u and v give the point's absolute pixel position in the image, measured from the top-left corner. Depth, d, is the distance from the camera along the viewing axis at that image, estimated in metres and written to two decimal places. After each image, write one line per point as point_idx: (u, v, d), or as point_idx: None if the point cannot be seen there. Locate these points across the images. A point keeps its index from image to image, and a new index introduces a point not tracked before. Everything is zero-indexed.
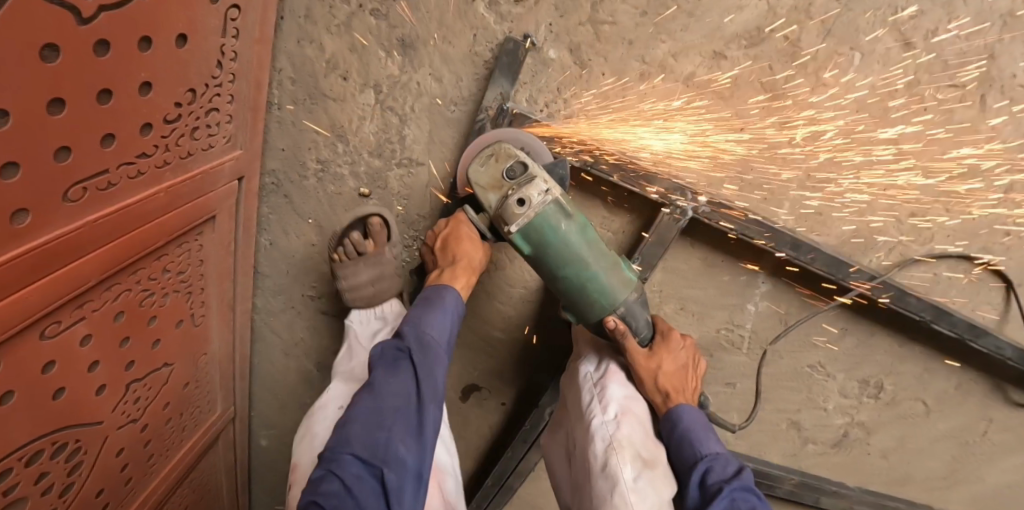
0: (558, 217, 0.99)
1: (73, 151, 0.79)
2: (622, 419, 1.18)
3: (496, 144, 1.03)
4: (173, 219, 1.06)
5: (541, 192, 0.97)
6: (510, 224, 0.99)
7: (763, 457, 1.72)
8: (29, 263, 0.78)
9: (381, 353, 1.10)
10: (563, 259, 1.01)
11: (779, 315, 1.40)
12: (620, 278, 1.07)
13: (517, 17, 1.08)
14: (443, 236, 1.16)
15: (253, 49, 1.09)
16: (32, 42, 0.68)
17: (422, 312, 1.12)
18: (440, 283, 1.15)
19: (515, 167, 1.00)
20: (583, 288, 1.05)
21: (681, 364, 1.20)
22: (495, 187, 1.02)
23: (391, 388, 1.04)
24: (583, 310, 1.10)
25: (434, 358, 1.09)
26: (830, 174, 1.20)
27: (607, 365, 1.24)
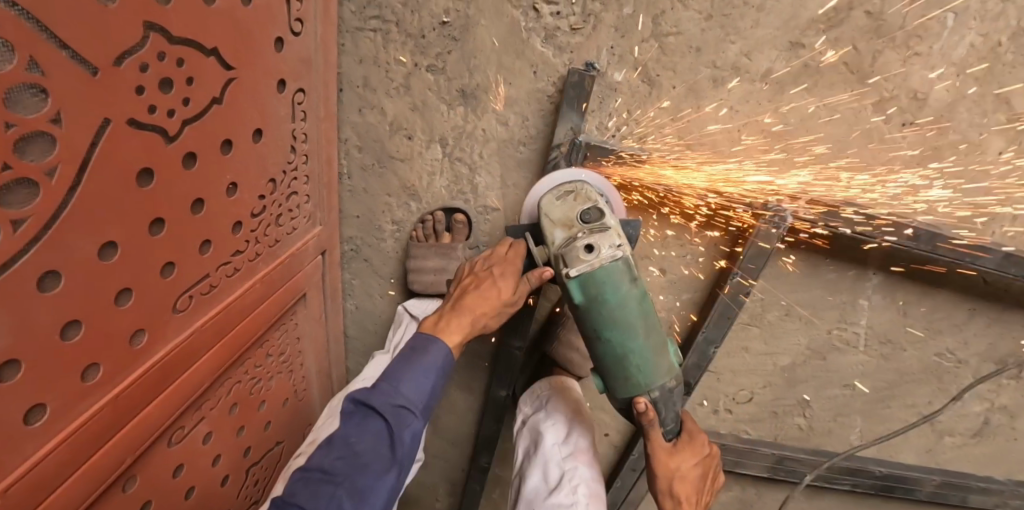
0: (623, 276, 0.82)
1: (177, 264, 0.81)
2: (587, 497, 1.07)
3: (578, 182, 0.89)
4: (269, 307, 1.06)
5: (612, 245, 0.82)
6: (569, 268, 0.83)
7: (895, 459, 1.52)
8: (147, 381, 0.80)
9: (350, 406, 0.90)
10: (611, 322, 0.83)
11: (897, 305, 1.28)
12: (667, 365, 0.88)
13: (576, 46, 1.05)
14: (492, 253, 0.99)
15: (322, 127, 1.10)
16: (128, 170, 0.69)
17: (400, 369, 0.91)
18: (431, 333, 0.95)
19: (593, 212, 0.86)
20: (621, 360, 0.86)
21: (700, 476, 0.97)
22: (565, 226, 0.87)
23: (349, 448, 0.85)
24: (615, 387, 0.90)
25: (404, 423, 0.88)
26: (937, 148, 1.10)
27: (575, 442, 1.17)
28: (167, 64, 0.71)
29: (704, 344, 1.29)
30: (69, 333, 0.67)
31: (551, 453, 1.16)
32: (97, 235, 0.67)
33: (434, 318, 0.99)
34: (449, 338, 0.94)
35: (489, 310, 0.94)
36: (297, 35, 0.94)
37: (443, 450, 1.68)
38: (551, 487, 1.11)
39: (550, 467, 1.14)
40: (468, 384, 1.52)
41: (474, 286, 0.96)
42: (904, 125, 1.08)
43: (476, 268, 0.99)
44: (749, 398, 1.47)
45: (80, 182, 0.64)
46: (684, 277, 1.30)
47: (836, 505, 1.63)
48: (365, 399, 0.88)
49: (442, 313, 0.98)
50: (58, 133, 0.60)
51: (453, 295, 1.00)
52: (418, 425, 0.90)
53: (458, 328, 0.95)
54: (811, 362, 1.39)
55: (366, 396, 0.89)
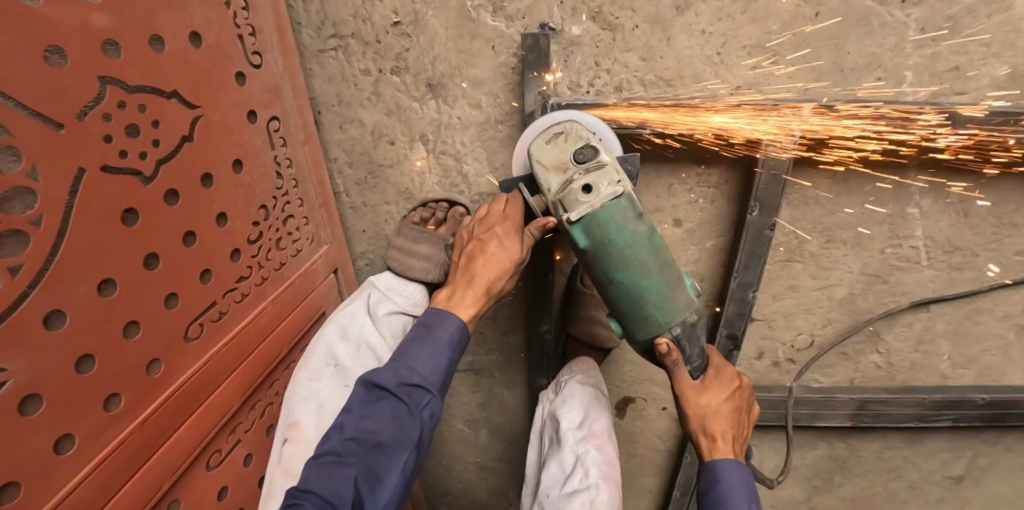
0: (626, 213, 0.88)
1: (181, 294, 0.86)
2: (599, 480, 1.03)
3: (567, 124, 0.94)
4: (288, 328, 1.11)
5: (612, 182, 0.88)
6: (570, 211, 0.88)
7: (1002, 381, 1.33)
8: (172, 406, 0.85)
9: (364, 391, 0.94)
10: (620, 264, 0.90)
11: (954, 205, 1.13)
12: (683, 299, 0.94)
13: (527, 11, 1.03)
14: (488, 212, 1.03)
15: (306, 151, 1.14)
16: (113, 212, 0.75)
17: (417, 348, 0.96)
18: (444, 308, 1.00)
19: (586, 151, 0.91)
20: (638, 299, 0.92)
21: (735, 409, 1.01)
22: (559, 170, 0.92)
23: (363, 430, 0.89)
24: (635, 329, 0.97)
25: (420, 402, 0.93)
26: (950, 17, 0.98)
27: (589, 426, 1.13)
28: (129, 110, 0.77)
29: (742, 289, 1.20)
30: (85, 368, 0.73)
31: (565, 440, 1.12)
32: (94, 276, 0.73)
33: (448, 291, 1.03)
34: (461, 312, 0.99)
35: (501, 273, 0.99)
36: (257, 67, 0.99)
37: (504, 451, 1.66)
38: (567, 474, 1.07)
39: (563, 455, 1.10)
40: (511, 378, 1.49)
41: (480, 251, 0.99)
42: (904, 2, 0.97)
43: (475, 231, 1.01)
44: (810, 342, 1.33)
45: (67, 229, 0.69)
46: (705, 222, 1.21)
47: (945, 447, 1.42)
48: (380, 380, 0.93)
49: (455, 286, 1.02)
50: (36, 187, 0.66)
51: (458, 261, 1.04)
52: (434, 403, 0.95)
53: (470, 301, 0.99)
54: (871, 289, 1.25)
55: (381, 378, 0.93)
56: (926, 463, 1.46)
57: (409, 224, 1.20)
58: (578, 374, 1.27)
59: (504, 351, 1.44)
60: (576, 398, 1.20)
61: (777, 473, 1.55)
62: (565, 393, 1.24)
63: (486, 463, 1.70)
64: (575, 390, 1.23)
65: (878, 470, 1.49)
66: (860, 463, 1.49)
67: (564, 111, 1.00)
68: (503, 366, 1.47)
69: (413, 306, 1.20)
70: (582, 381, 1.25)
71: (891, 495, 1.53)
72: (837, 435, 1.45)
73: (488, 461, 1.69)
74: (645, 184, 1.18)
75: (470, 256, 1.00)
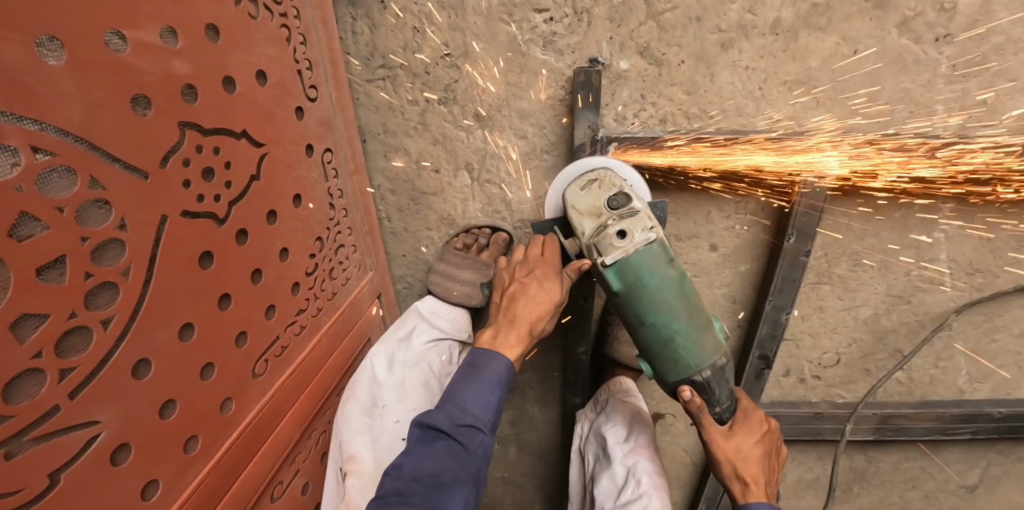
0: (659, 258, 0.91)
1: (249, 332, 0.86)
2: (652, 489, 1.05)
3: (600, 171, 0.97)
4: (339, 357, 1.12)
5: (645, 229, 0.91)
6: (605, 255, 0.91)
7: (1016, 395, 1.38)
8: (242, 443, 0.87)
9: (418, 432, 0.94)
10: (653, 307, 0.93)
11: (978, 230, 1.18)
12: (711, 343, 0.98)
13: (576, 46, 1.06)
14: (527, 255, 1.05)
15: (354, 181, 1.16)
16: (191, 257, 0.75)
17: (466, 387, 0.96)
18: (489, 348, 1.00)
19: (620, 198, 0.94)
20: (667, 341, 0.96)
21: (765, 454, 1.04)
22: (592, 215, 0.95)
23: (423, 471, 0.89)
24: (665, 370, 1.00)
25: (474, 441, 0.93)
26: (980, 55, 1.02)
27: (635, 439, 1.16)
28: (205, 153, 0.77)
29: (776, 312, 1.23)
30: (167, 413, 0.74)
31: (613, 454, 1.16)
32: (176, 321, 0.74)
33: (490, 331, 1.03)
34: (508, 352, 1.00)
35: (542, 315, 1.00)
36: (313, 101, 1.00)
37: (531, 466, 1.68)
38: (619, 486, 1.10)
39: (614, 468, 1.14)
40: (543, 396, 1.52)
41: (521, 293, 1.01)
42: (937, 41, 1.02)
43: (516, 274, 1.04)
44: (835, 360, 1.38)
45: (152, 276, 0.70)
46: (739, 247, 1.25)
47: (961, 458, 1.49)
48: (433, 422, 0.93)
49: (497, 327, 1.03)
50: (126, 237, 0.66)
51: (499, 302, 1.06)
52: (488, 441, 0.95)
53: (514, 341, 1.00)
54: (896, 309, 1.29)
55: (433, 420, 0.93)
56: (942, 473, 1.52)
57: (452, 250, 1.23)
58: (619, 392, 1.30)
59: (538, 370, 1.47)
60: (618, 416, 1.23)
61: (798, 483, 1.60)
62: (606, 413, 1.27)
63: (513, 478, 1.72)
64: (616, 406, 1.26)
65: (896, 480, 1.55)
66: (878, 474, 1.55)
67: (598, 159, 1.04)
68: (536, 384, 1.50)
69: (456, 333, 1.22)
70: (622, 397, 1.28)
71: (908, 504, 1.59)
72: (858, 447, 1.50)
73: (515, 476, 1.72)
74: (683, 210, 1.22)
75: (511, 299, 1.02)
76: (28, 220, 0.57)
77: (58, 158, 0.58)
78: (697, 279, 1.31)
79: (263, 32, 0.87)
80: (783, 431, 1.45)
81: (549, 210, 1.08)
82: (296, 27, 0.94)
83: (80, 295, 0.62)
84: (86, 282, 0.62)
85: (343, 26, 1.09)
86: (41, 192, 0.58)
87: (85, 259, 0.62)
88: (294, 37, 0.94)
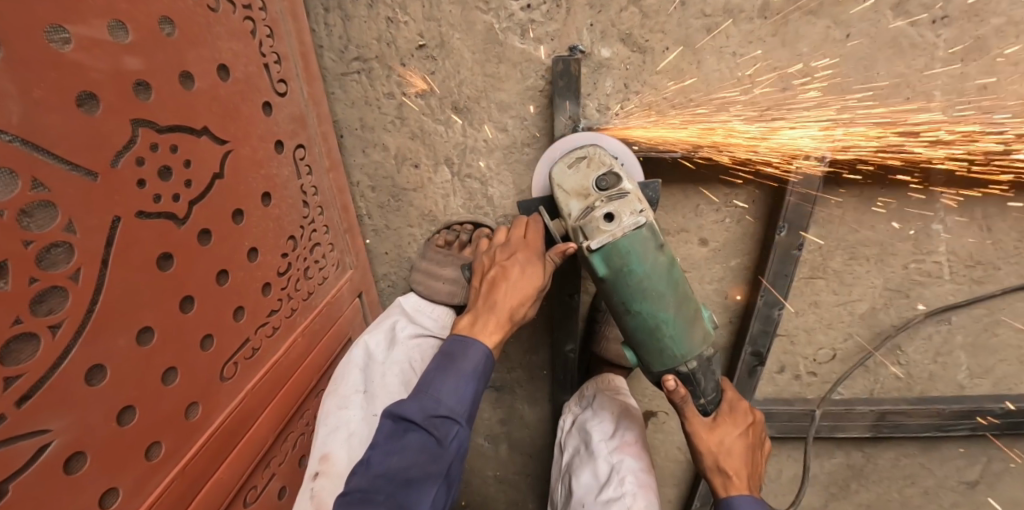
0: (647, 242, 0.87)
1: (216, 335, 0.84)
2: (636, 488, 1.04)
3: (590, 148, 0.94)
4: (316, 357, 1.10)
5: (634, 211, 0.87)
6: (591, 238, 0.87)
7: (1018, 390, 1.34)
8: (211, 448, 0.85)
9: (390, 423, 0.90)
10: (639, 293, 0.89)
11: (976, 221, 1.14)
12: (699, 334, 0.96)
13: (556, 34, 1.02)
14: (510, 238, 1.02)
15: (330, 178, 1.13)
16: (149, 259, 0.73)
17: (441, 377, 0.93)
18: (467, 335, 0.97)
19: (608, 178, 0.90)
20: (655, 331, 0.93)
21: (749, 447, 1.01)
22: (580, 195, 0.92)
23: (391, 468, 0.86)
24: (651, 359, 0.97)
25: (448, 433, 0.90)
26: (979, 37, 0.98)
27: (621, 436, 1.14)
28: (161, 152, 0.74)
29: (767, 307, 1.20)
30: (126, 419, 0.71)
31: (598, 451, 1.14)
32: (134, 325, 0.71)
33: (468, 318, 1.00)
34: (485, 339, 0.96)
35: (523, 300, 0.97)
36: (283, 96, 0.97)
37: (523, 465, 1.66)
38: (601, 483, 1.08)
39: (597, 464, 1.12)
40: (532, 395, 1.49)
41: (503, 277, 0.98)
42: (934, 23, 0.97)
43: (498, 257, 1.00)
44: (831, 356, 1.34)
45: (104, 280, 0.67)
46: (729, 240, 1.21)
47: (961, 454, 1.45)
48: (405, 413, 0.89)
49: (477, 313, 0.99)
50: (75, 241, 0.64)
51: (479, 288, 1.02)
52: (463, 433, 0.92)
53: (493, 327, 0.97)
54: (893, 303, 1.25)
55: (406, 410, 0.90)
56: (941, 469, 1.48)
57: (434, 248, 1.21)
58: (607, 386, 1.27)
59: (526, 368, 1.44)
60: (606, 410, 1.21)
61: (795, 480, 1.57)
62: (592, 408, 1.24)
63: (505, 476, 1.70)
64: (604, 400, 1.23)
65: (895, 476, 1.51)
66: (876, 471, 1.51)
67: (586, 136, 1.00)
68: (524, 382, 1.47)
69: (440, 328, 1.20)
70: (612, 392, 1.25)
71: (907, 501, 1.55)
72: (855, 444, 1.47)
73: (508, 475, 1.69)
74: (669, 204, 1.18)
75: (492, 282, 0.99)
76: None
77: None
78: (687, 275, 1.28)
79: (224, 25, 0.84)
80: (777, 428, 1.42)
81: (534, 185, 1.04)
82: (261, 20, 0.91)
83: (26, 301, 0.59)
84: (32, 288, 0.60)
85: (314, 18, 1.06)
86: None
87: (30, 264, 0.60)
88: (260, 30, 0.91)
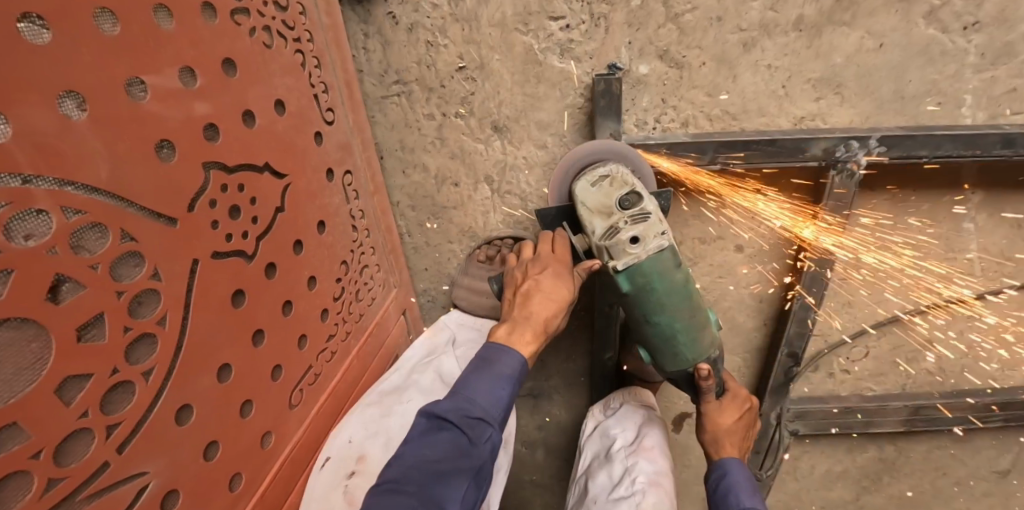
0: (667, 266, 0.91)
1: (283, 366, 0.87)
2: (648, 487, 1.05)
3: (612, 167, 0.95)
4: (369, 378, 1.13)
5: (658, 235, 0.90)
6: (616, 259, 0.90)
7: None
8: (283, 475, 0.88)
9: (423, 420, 0.90)
10: (657, 307, 0.94)
11: (1008, 219, 1.16)
12: (710, 341, 1.01)
13: (595, 53, 1.04)
14: (537, 252, 1.04)
15: (375, 201, 1.15)
16: (223, 298, 0.75)
17: (476, 379, 0.92)
18: (504, 343, 0.96)
19: (631, 198, 0.93)
20: (671, 338, 0.98)
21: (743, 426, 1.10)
22: (602, 213, 0.94)
23: (424, 458, 0.85)
24: (665, 360, 1.02)
25: (482, 434, 0.89)
26: (1011, 42, 0.99)
27: (640, 439, 1.16)
28: (230, 193, 0.76)
29: (804, 312, 1.23)
30: (211, 453, 0.74)
31: (615, 454, 1.17)
32: (214, 363, 0.74)
33: (506, 326, 0.99)
34: (520, 349, 0.97)
35: (557, 310, 0.98)
36: (331, 124, 0.99)
37: (560, 469, 1.69)
38: (615, 483, 1.11)
39: (613, 466, 1.15)
40: (570, 401, 1.52)
41: (536, 290, 0.99)
42: (966, 29, 0.99)
43: (530, 270, 1.02)
44: (863, 354, 1.37)
45: (186, 323, 0.69)
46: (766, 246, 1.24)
47: (992, 444, 1.48)
48: (439, 411, 0.89)
49: (514, 322, 0.99)
50: (160, 286, 0.66)
51: (513, 300, 1.02)
52: (495, 436, 0.91)
53: (529, 338, 0.97)
54: (927, 302, 1.27)
55: (440, 408, 0.89)
56: (973, 459, 1.51)
57: (476, 264, 1.24)
58: (630, 395, 1.30)
59: (563, 375, 1.46)
60: (626, 417, 1.24)
61: (828, 475, 1.60)
62: (616, 413, 1.28)
63: (542, 481, 1.73)
64: (625, 408, 1.27)
65: (928, 468, 1.54)
66: (909, 464, 1.54)
67: (613, 148, 1.01)
68: (562, 389, 1.50)
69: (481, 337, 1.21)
70: (635, 401, 1.28)
71: (939, 492, 1.59)
72: (888, 438, 1.50)
73: (545, 479, 1.72)
74: (707, 213, 1.20)
75: (526, 296, 1.00)
76: (65, 282, 0.56)
77: (87, 216, 0.58)
78: (722, 280, 1.30)
79: (279, 60, 0.85)
80: (812, 426, 1.44)
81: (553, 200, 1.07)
82: (309, 52, 0.93)
83: (121, 350, 0.61)
84: (126, 337, 0.62)
85: (355, 44, 1.07)
86: (75, 253, 0.57)
87: (123, 313, 0.62)
88: (308, 62, 0.92)
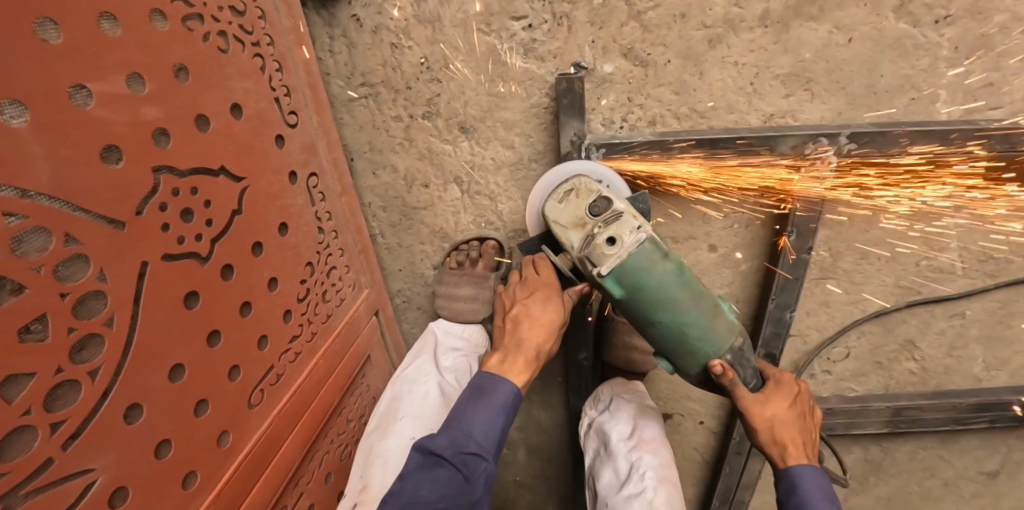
0: (652, 255, 0.87)
1: (242, 367, 0.88)
2: (657, 482, 1.05)
3: (575, 180, 0.95)
4: (337, 378, 1.14)
5: (633, 229, 0.87)
6: (600, 265, 0.88)
7: None
8: (242, 473, 0.89)
9: (418, 456, 0.88)
10: (654, 306, 0.89)
11: (988, 216, 1.13)
12: (724, 325, 0.92)
13: (558, 52, 1.03)
14: (524, 277, 1.04)
15: (342, 202, 1.16)
16: (176, 299, 0.76)
17: (471, 412, 0.91)
18: (495, 372, 0.96)
19: (599, 203, 0.92)
20: (680, 335, 0.91)
21: (800, 416, 0.95)
22: (577, 226, 0.93)
23: (419, 498, 0.84)
24: (684, 362, 0.94)
25: (477, 470, 0.88)
26: (984, 35, 0.97)
27: (640, 433, 1.14)
28: (182, 195, 0.77)
29: (778, 311, 1.21)
30: (163, 453, 0.75)
31: (616, 450, 1.14)
32: (164, 364, 0.74)
33: (497, 355, 0.99)
34: (514, 377, 0.96)
35: (548, 336, 0.98)
36: (294, 127, 1.00)
37: (541, 469, 1.69)
38: (622, 480, 1.09)
39: (617, 462, 1.12)
40: (548, 401, 1.51)
41: (525, 315, 0.98)
42: (937, 23, 0.97)
43: (518, 296, 1.01)
44: (844, 354, 1.35)
45: (136, 323, 0.70)
46: (739, 245, 1.22)
47: (980, 444, 1.45)
48: (434, 447, 0.87)
49: (505, 351, 0.98)
50: (107, 288, 0.67)
51: (503, 326, 1.02)
52: (491, 468, 0.89)
53: (522, 366, 0.96)
54: (906, 300, 1.25)
55: (436, 445, 0.87)
56: (961, 461, 1.48)
57: (448, 271, 1.24)
58: (621, 394, 1.26)
59: (541, 375, 1.46)
60: (622, 411, 1.21)
61: None
62: (609, 407, 1.24)
63: (524, 480, 1.73)
64: (621, 402, 1.23)
65: (914, 469, 1.52)
66: (894, 465, 1.52)
67: (583, 163, 1.02)
68: (540, 390, 1.49)
69: (472, 349, 1.21)
70: (631, 399, 1.24)
71: (927, 493, 1.56)
72: (873, 439, 1.48)
73: (527, 479, 1.73)
74: (677, 211, 1.19)
75: (515, 322, 0.99)
76: (6, 284, 0.57)
77: (30, 220, 0.59)
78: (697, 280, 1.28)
79: (235, 64, 0.86)
80: None
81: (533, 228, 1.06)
82: (269, 55, 0.94)
83: (66, 351, 0.63)
84: (70, 338, 0.63)
85: (321, 47, 1.09)
86: (16, 255, 0.58)
87: (67, 315, 0.62)
88: (268, 65, 0.93)
